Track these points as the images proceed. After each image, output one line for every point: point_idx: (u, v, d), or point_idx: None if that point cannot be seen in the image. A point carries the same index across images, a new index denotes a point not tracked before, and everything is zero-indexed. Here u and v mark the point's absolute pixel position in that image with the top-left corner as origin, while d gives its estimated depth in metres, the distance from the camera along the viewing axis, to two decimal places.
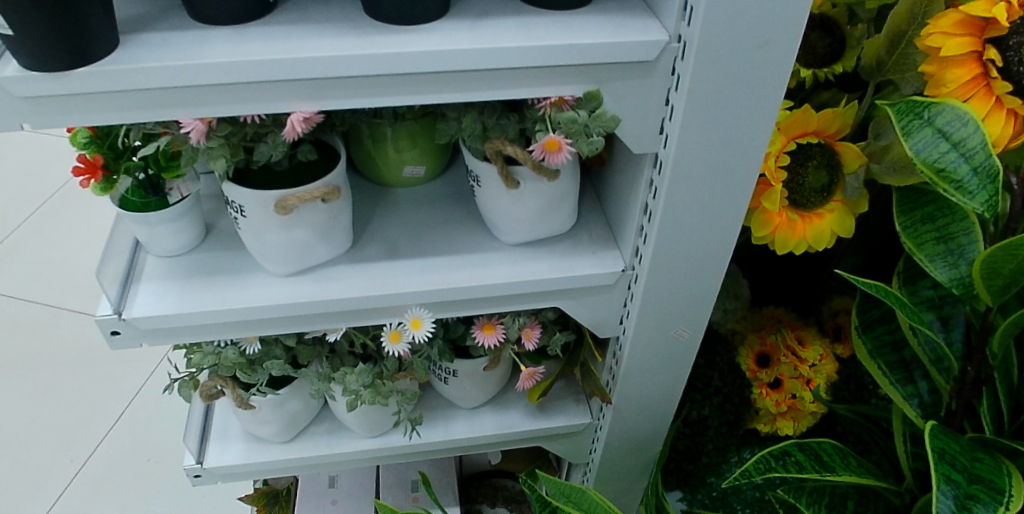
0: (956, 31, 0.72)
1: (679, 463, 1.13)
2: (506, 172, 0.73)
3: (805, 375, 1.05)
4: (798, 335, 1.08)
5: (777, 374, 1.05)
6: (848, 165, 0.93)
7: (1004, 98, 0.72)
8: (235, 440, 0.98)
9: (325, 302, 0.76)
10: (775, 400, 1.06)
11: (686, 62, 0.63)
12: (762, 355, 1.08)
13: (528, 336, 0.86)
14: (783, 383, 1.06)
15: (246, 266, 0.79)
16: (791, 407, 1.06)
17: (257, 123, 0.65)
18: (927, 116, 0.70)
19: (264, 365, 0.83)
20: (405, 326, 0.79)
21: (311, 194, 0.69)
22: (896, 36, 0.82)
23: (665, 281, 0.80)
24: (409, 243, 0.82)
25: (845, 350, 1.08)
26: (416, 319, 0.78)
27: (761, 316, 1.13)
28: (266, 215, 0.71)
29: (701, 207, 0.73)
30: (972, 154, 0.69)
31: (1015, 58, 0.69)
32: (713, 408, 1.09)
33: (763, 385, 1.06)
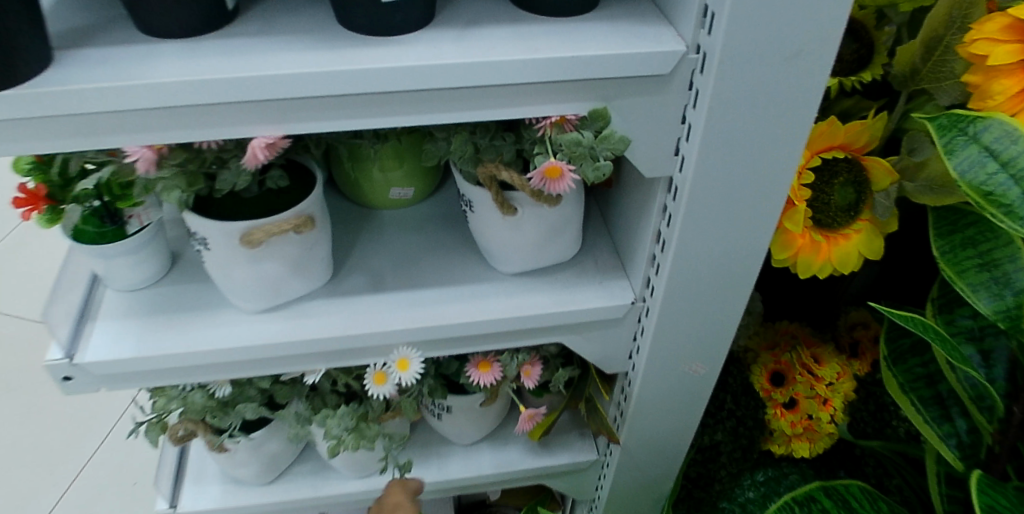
0: (1005, 36, 0.64)
1: (690, 489, 1.05)
2: (501, 198, 0.65)
3: (822, 395, 0.94)
4: (813, 352, 0.97)
5: (792, 393, 0.95)
6: (877, 183, 0.86)
7: None
8: (212, 481, 0.90)
9: (300, 342, 0.68)
10: (790, 421, 0.96)
11: (706, 77, 0.55)
12: (777, 373, 0.98)
13: (528, 374, 0.78)
14: (799, 403, 0.95)
15: (215, 302, 0.71)
16: (807, 428, 0.96)
17: (217, 148, 0.57)
18: (972, 132, 0.61)
19: (237, 409, 0.75)
20: (391, 367, 0.71)
21: (283, 226, 0.62)
22: (931, 41, 0.74)
23: (679, 315, 0.72)
24: (395, 273, 0.74)
25: (863, 368, 0.98)
26: (403, 359, 0.70)
27: (774, 331, 1.02)
28: (232, 250, 0.63)
29: (721, 236, 0.65)
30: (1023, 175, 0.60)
31: None
32: (725, 432, 0.99)
33: (777, 405, 0.97)
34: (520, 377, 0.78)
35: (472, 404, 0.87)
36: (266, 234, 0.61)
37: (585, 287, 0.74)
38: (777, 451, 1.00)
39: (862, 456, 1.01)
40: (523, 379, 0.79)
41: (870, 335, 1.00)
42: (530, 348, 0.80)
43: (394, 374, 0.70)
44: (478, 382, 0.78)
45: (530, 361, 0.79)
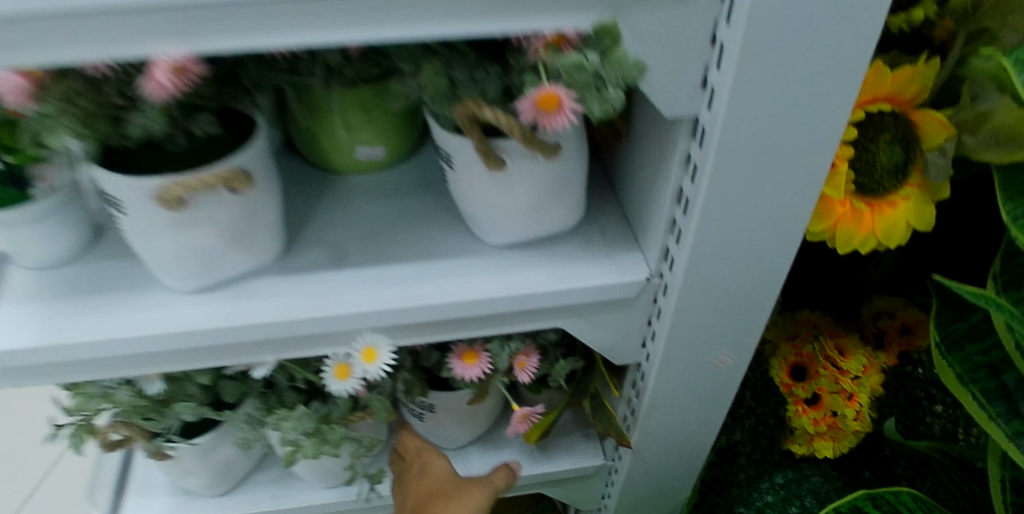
0: None
1: (706, 496, 0.93)
2: (484, 148, 0.51)
3: (847, 390, 0.82)
4: (837, 343, 0.84)
5: (815, 388, 0.83)
6: (929, 140, 0.71)
7: None
8: (159, 493, 0.78)
9: (241, 329, 0.56)
10: (813, 419, 0.83)
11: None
12: (796, 367, 0.86)
13: (521, 366, 0.66)
14: (822, 399, 0.83)
15: (143, 281, 0.59)
16: (831, 427, 0.83)
17: (114, 72, 0.46)
18: None
19: (172, 409, 0.63)
20: (355, 358, 0.59)
21: (207, 180, 0.49)
22: None
23: (703, 295, 0.60)
24: (361, 246, 0.62)
25: (891, 360, 0.84)
26: (370, 348, 0.58)
27: (794, 322, 0.90)
28: (152, 214, 0.51)
29: (757, 194, 0.53)
30: None
31: None
32: (743, 431, 0.88)
33: (799, 401, 0.83)
34: (511, 369, 0.66)
35: (457, 401, 0.75)
36: (185, 190, 0.48)
37: (591, 260, 0.62)
38: (796, 452, 0.87)
39: (892, 457, 0.88)
40: (516, 372, 0.66)
41: (897, 325, 0.86)
42: (523, 335, 0.68)
43: (358, 367, 0.58)
44: (463, 376, 0.65)
45: (523, 351, 0.66)
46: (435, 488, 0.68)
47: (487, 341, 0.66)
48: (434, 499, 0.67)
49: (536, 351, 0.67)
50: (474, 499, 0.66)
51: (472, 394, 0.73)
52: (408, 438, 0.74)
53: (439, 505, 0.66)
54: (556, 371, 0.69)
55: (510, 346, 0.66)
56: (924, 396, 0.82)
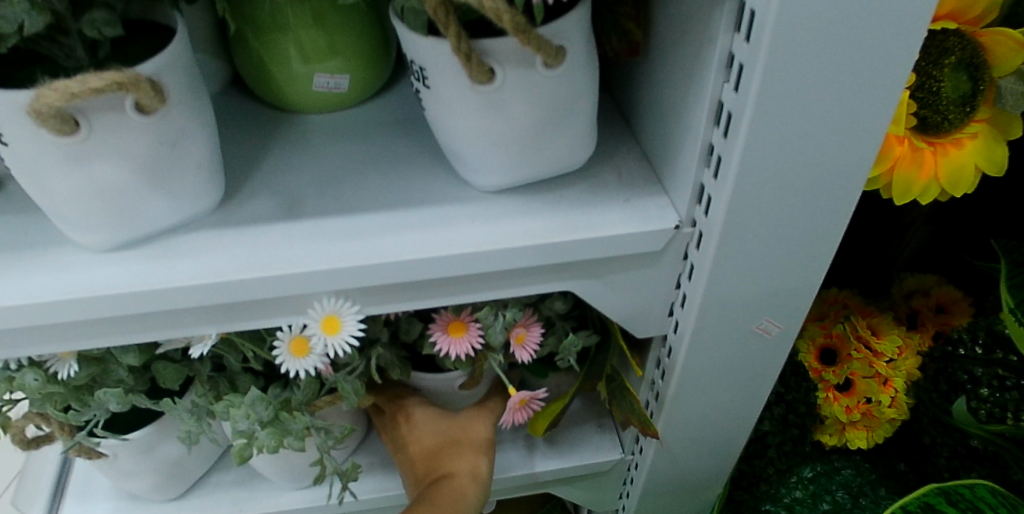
0: None
1: None
2: (466, 49, 0.40)
3: (882, 375, 0.71)
4: (870, 323, 0.73)
5: (847, 374, 0.72)
6: (1000, 65, 0.61)
7: None
8: (100, 497, 0.67)
9: (162, 293, 0.44)
10: (846, 405, 0.72)
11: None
12: (826, 350, 0.74)
13: (520, 341, 0.54)
14: (855, 385, 0.72)
15: (47, 237, 0.48)
16: (865, 414, 0.73)
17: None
18: None
19: (95, 397, 0.51)
20: (314, 330, 0.47)
21: (91, 88, 0.36)
22: None
23: (745, 247, 0.48)
24: (319, 195, 0.50)
25: (925, 342, 0.74)
26: (332, 316, 0.47)
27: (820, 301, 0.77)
28: (35, 139, 0.39)
29: (819, 109, 0.41)
30: None
31: None
32: (772, 420, 0.74)
33: (829, 388, 0.72)
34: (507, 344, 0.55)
35: (448, 385, 0.64)
36: (63, 97, 0.36)
37: (608, 202, 0.50)
38: (827, 444, 0.75)
39: (931, 446, 0.74)
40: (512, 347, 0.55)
41: (931, 303, 0.76)
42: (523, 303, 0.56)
43: (319, 341, 0.47)
44: (447, 352, 0.54)
45: (521, 323, 0.55)
46: (442, 439, 0.61)
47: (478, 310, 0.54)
48: (449, 450, 0.60)
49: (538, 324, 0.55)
50: (485, 432, 0.62)
51: (465, 376, 0.63)
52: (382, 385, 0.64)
53: (457, 455, 0.60)
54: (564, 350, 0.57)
55: (504, 316, 0.54)
56: (967, 378, 0.69)
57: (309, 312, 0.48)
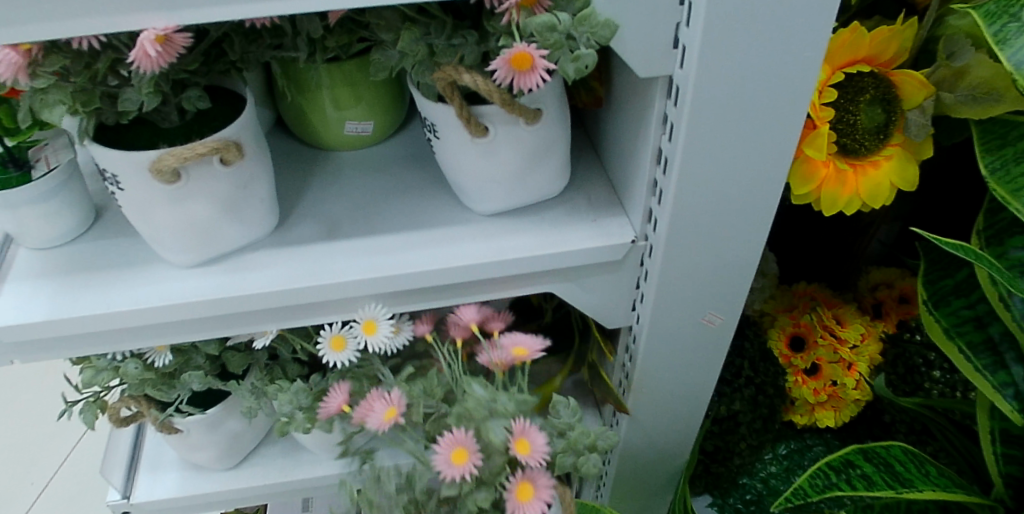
0: None
1: (706, 466, 0.91)
2: (466, 114, 0.53)
3: (846, 359, 0.83)
4: (834, 313, 0.86)
5: (814, 359, 0.84)
6: (908, 100, 0.74)
7: None
8: (167, 470, 0.81)
9: (238, 299, 0.58)
10: (813, 389, 0.84)
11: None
12: (796, 337, 0.86)
13: (523, 449, 0.56)
14: (822, 369, 0.84)
15: (145, 256, 0.62)
16: (832, 396, 0.85)
17: (102, 48, 0.46)
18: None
19: (182, 379, 0.66)
20: (371, 416, 0.59)
21: (198, 151, 0.51)
22: None
23: (688, 255, 0.61)
24: (352, 218, 0.64)
25: (889, 328, 0.86)
26: (389, 409, 0.59)
27: (791, 294, 0.90)
28: (146, 186, 0.53)
29: (734, 155, 0.54)
30: None
31: None
32: (743, 400, 0.85)
33: (798, 372, 0.84)
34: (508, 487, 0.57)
35: None
36: (179, 160, 0.50)
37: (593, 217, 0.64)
38: (799, 422, 0.88)
39: (892, 424, 0.88)
40: (516, 503, 0.56)
41: (895, 295, 0.88)
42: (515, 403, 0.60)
43: (378, 426, 0.59)
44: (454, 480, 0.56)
45: (519, 431, 0.57)
46: None
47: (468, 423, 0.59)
48: None
49: (548, 484, 0.57)
50: None
51: None
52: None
53: None
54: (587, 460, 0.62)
55: (496, 403, 0.59)
56: (922, 361, 0.84)
57: (370, 416, 0.59)
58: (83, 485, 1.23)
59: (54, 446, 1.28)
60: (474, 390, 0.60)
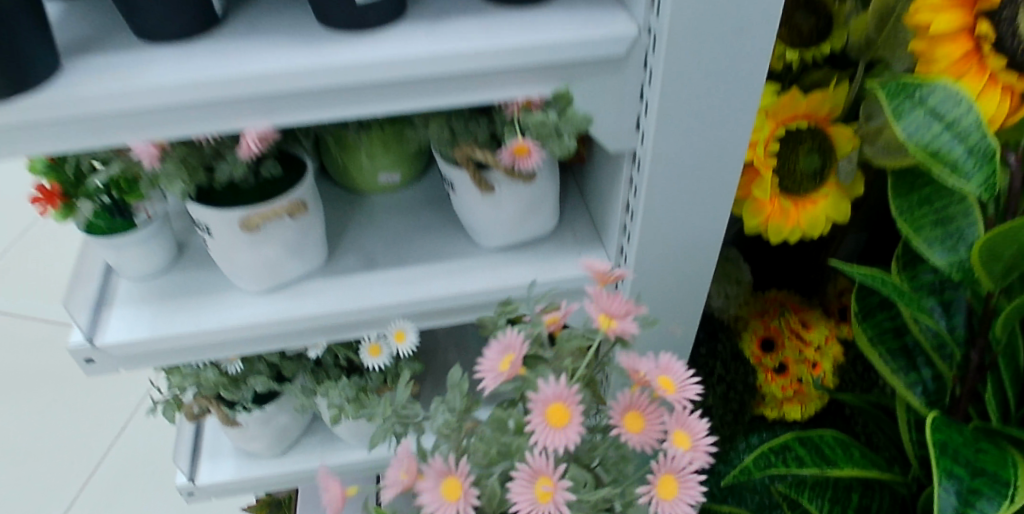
0: (946, 6, 0.73)
1: None
2: (478, 177, 0.69)
3: (811, 359, 0.97)
4: (800, 317, 1.00)
5: (782, 358, 0.97)
6: (840, 148, 0.89)
7: (999, 73, 0.74)
8: (227, 457, 0.97)
9: (299, 318, 0.74)
10: (781, 385, 0.97)
11: (659, 50, 0.59)
12: (766, 339, 1.00)
13: None
14: (789, 367, 0.97)
15: (222, 285, 0.77)
16: (797, 392, 0.98)
17: (214, 142, 0.63)
18: (918, 97, 0.73)
19: (248, 382, 0.83)
20: (427, 482, 0.54)
21: (276, 211, 0.68)
22: (884, 12, 0.80)
23: (653, 281, 0.77)
24: (386, 252, 0.80)
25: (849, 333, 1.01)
26: (447, 482, 0.54)
27: (764, 300, 1.04)
28: (232, 235, 0.69)
29: (685, 205, 0.70)
30: (966, 135, 0.72)
31: (1008, 32, 0.71)
32: (716, 396, 0.97)
33: (769, 370, 0.97)
34: None
35: None
36: (268, 215, 0.68)
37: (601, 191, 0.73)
38: (770, 415, 1.00)
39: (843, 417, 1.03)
40: None
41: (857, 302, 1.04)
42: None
43: (436, 505, 0.53)
44: None
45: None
46: None
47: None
48: None
49: None
50: None
51: None
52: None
53: None
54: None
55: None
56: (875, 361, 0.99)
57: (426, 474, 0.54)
58: (122, 482, 1.38)
59: (89, 448, 1.44)
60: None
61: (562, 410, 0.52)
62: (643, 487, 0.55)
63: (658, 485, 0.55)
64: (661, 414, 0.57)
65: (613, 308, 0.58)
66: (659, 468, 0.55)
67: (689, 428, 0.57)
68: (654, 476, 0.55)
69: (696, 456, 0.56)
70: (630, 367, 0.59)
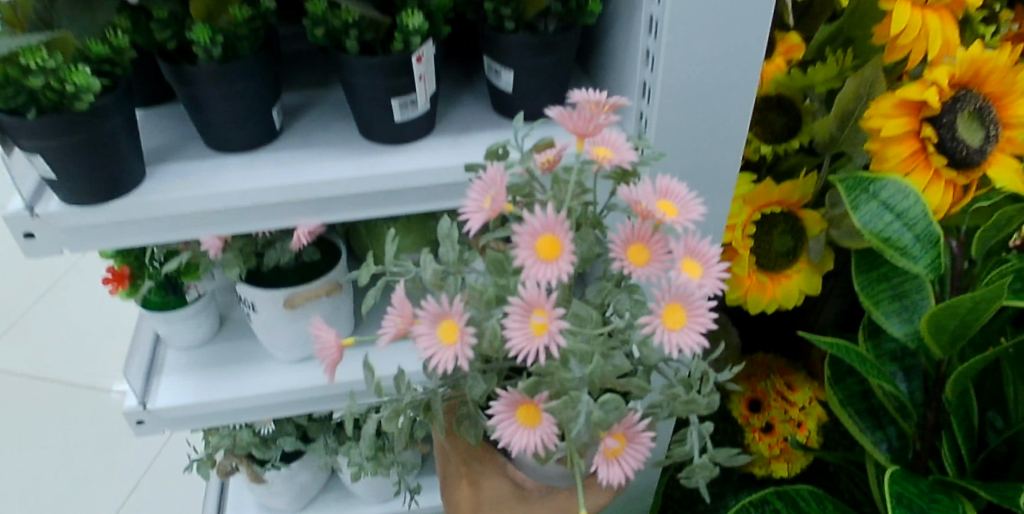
0: (896, 112, 0.74)
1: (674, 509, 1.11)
2: None
3: (795, 418, 1.01)
4: (786, 380, 1.04)
5: (768, 418, 1.02)
6: (810, 229, 0.90)
7: (942, 170, 0.75)
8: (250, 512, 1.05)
9: (329, 385, 0.83)
10: (768, 444, 1.01)
11: (653, 102, 0.64)
12: (753, 401, 1.04)
13: (615, 446, 0.53)
14: (775, 427, 1.01)
15: (259, 355, 0.87)
16: (785, 449, 1.01)
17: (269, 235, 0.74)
18: (871, 191, 0.74)
19: (278, 441, 0.93)
20: (422, 324, 0.52)
21: (317, 292, 0.78)
22: (845, 114, 0.80)
23: None
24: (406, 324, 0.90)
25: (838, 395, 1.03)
26: (445, 324, 0.51)
27: (752, 362, 1.08)
28: (275, 312, 0.78)
29: None
30: (914, 223, 0.73)
31: (948, 135, 0.74)
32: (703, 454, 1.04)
33: (756, 429, 1.02)
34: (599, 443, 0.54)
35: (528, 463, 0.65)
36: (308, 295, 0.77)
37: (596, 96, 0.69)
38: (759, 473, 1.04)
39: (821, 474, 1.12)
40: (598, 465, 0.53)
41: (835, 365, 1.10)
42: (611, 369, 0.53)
43: (432, 348, 0.51)
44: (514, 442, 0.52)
45: (617, 433, 0.54)
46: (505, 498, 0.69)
47: (546, 386, 0.52)
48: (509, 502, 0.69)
49: (642, 454, 0.54)
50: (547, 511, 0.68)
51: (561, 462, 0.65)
52: (478, 451, 0.71)
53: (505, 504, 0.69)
54: (692, 445, 0.58)
55: (589, 410, 0.51)
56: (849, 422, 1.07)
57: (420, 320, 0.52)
58: None
59: None
60: (570, 372, 0.52)
61: (553, 242, 0.50)
62: (648, 318, 0.51)
63: (664, 315, 0.51)
64: (666, 242, 0.53)
65: (585, 122, 0.54)
66: (664, 301, 0.51)
67: (697, 254, 0.54)
68: (660, 306, 0.51)
69: (709, 283, 0.53)
70: (628, 200, 0.55)
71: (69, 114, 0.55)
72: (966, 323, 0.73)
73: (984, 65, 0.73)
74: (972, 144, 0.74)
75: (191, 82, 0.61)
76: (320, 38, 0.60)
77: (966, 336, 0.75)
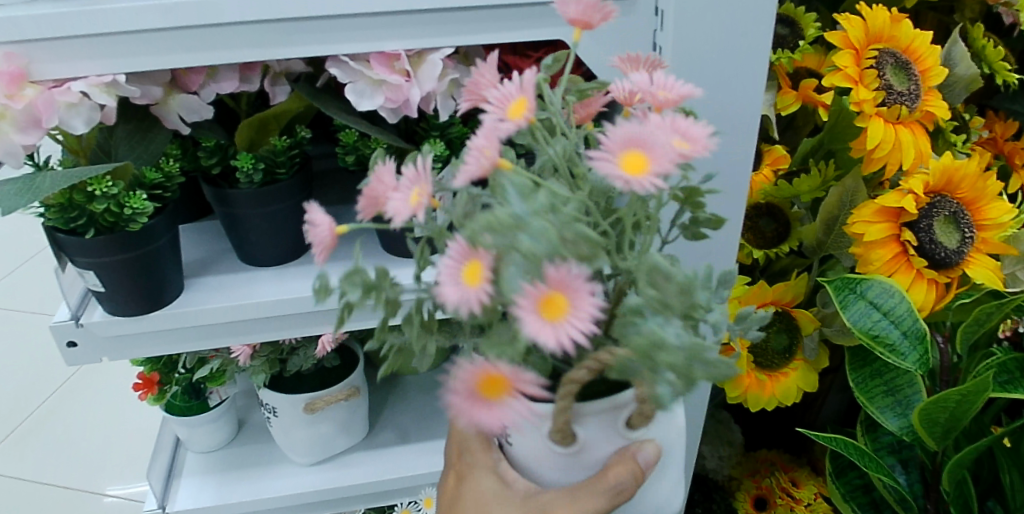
0: (877, 218, 0.80)
1: None
2: None
3: None
4: (790, 477, 1.05)
5: None
6: (804, 327, 0.93)
7: (924, 270, 0.80)
8: None
9: (343, 486, 0.85)
10: None
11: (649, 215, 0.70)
12: (760, 498, 1.05)
13: (554, 312, 0.34)
14: None
15: (275, 458, 0.89)
16: None
17: (297, 343, 0.79)
18: (859, 290, 0.78)
19: None
20: (402, 187, 0.39)
21: (337, 395, 0.82)
22: (830, 221, 0.85)
23: None
24: (418, 428, 0.92)
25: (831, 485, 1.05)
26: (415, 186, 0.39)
27: (755, 460, 1.10)
28: (295, 416, 0.81)
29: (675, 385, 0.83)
30: (900, 320, 0.76)
31: (927, 238, 0.79)
32: None
33: None
34: (524, 304, 0.34)
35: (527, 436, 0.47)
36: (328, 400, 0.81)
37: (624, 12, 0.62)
38: None
39: None
40: (532, 323, 0.33)
41: None
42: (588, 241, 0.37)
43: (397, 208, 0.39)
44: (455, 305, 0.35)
45: (551, 281, 0.34)
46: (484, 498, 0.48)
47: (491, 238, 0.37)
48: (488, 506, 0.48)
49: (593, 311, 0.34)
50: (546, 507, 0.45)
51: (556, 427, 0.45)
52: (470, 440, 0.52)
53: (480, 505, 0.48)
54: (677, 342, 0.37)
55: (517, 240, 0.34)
56: None
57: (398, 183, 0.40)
58: None
59: None
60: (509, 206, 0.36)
61: (523, 103, 0.39)
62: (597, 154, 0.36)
63: (619, 159, 0.36)
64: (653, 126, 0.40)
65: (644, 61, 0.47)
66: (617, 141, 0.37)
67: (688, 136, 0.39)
68: (613, 150, 0.37)
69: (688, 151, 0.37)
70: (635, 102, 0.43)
71: (123, 234, 0.60)
72: (957, 415, 0.75)
73: (956, 173, 0.79)
74: (949, 245, 0.79)
75: (231, 204, 0.67)
76: (351, 164, 0.67)
77: (957, 429, 0.78)
